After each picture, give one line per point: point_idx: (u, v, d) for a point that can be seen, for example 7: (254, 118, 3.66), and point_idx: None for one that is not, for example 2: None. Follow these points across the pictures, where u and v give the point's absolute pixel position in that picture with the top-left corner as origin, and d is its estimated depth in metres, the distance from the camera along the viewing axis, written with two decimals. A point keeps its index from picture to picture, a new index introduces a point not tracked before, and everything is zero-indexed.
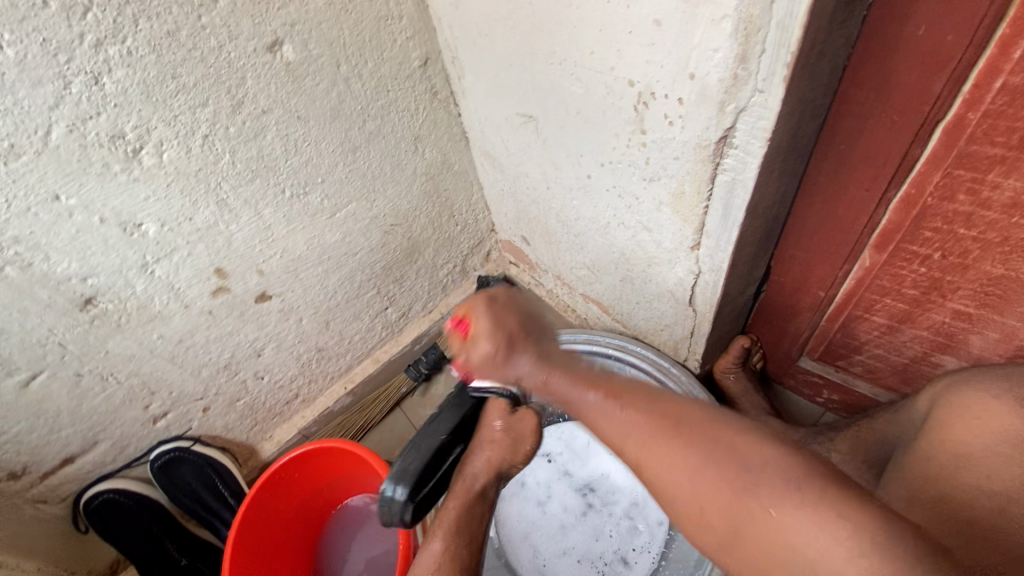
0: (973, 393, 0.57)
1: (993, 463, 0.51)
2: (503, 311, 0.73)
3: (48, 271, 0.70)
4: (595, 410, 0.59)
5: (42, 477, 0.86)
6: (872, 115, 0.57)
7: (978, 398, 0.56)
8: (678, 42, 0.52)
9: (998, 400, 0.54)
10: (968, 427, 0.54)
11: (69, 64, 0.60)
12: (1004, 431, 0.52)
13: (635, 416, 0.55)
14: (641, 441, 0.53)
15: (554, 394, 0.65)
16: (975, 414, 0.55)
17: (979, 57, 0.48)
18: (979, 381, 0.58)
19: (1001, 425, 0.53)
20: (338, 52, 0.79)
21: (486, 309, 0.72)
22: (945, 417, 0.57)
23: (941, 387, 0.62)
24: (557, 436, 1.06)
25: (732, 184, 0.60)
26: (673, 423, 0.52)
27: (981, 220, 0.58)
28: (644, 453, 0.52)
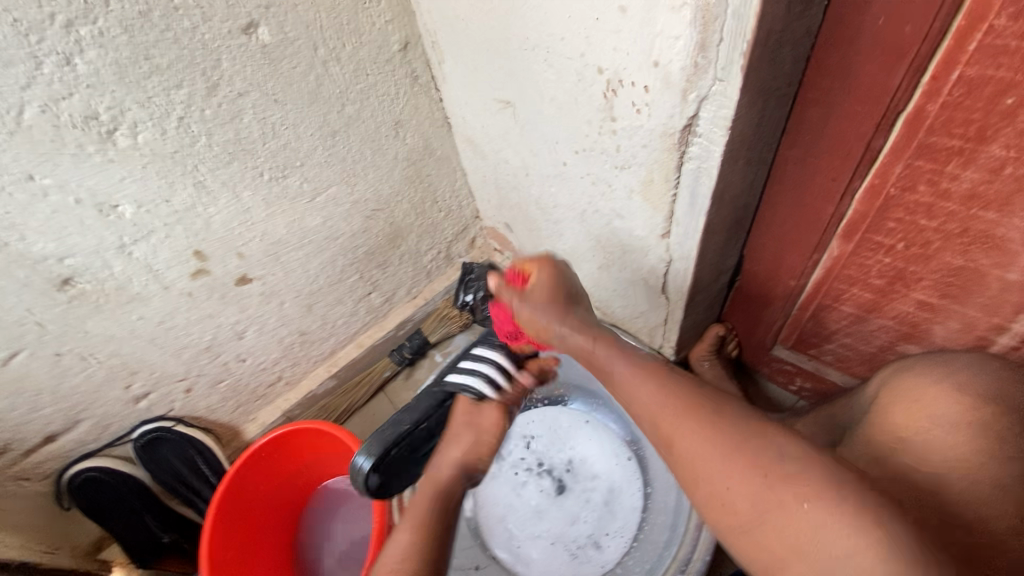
0: (916, 378, 0.58)
1: (931, 441, 0.52)
2: (561, 275, 0.72)
3: (24, 251, 0.71)
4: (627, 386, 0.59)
5: (24, 455, 0.87)
6: (837, 105, 0.57)
7: (918, 384, 0.58)
8: (641, 31, 0.52)
9: (935, 385, 0.56)
10: (906, 411, 0.56)
11: (40, 44, 0.60)
12: (937, 415, 0.54)
13: (681, 408, 0.53)
14: (671, 415, 0.53)
15: (595, 362, 0.64)
16: (914, 399, 0.56)
17: (936, 48, 0.49)
18: (922, 367, 0.60)
19: (934, 409, 0.54)
20: (315, 36, 0.79)
21: (549, 266, 0.73)
22: (889, 402, 0.59)
23: (891, 372, 0.63)
24: (540, 420, 1.08)
25: (698, 173, 0.60)
26: (717, 416, 0.51)
27: (942, 211, 0.59)
28: (674, 426, 0.53)
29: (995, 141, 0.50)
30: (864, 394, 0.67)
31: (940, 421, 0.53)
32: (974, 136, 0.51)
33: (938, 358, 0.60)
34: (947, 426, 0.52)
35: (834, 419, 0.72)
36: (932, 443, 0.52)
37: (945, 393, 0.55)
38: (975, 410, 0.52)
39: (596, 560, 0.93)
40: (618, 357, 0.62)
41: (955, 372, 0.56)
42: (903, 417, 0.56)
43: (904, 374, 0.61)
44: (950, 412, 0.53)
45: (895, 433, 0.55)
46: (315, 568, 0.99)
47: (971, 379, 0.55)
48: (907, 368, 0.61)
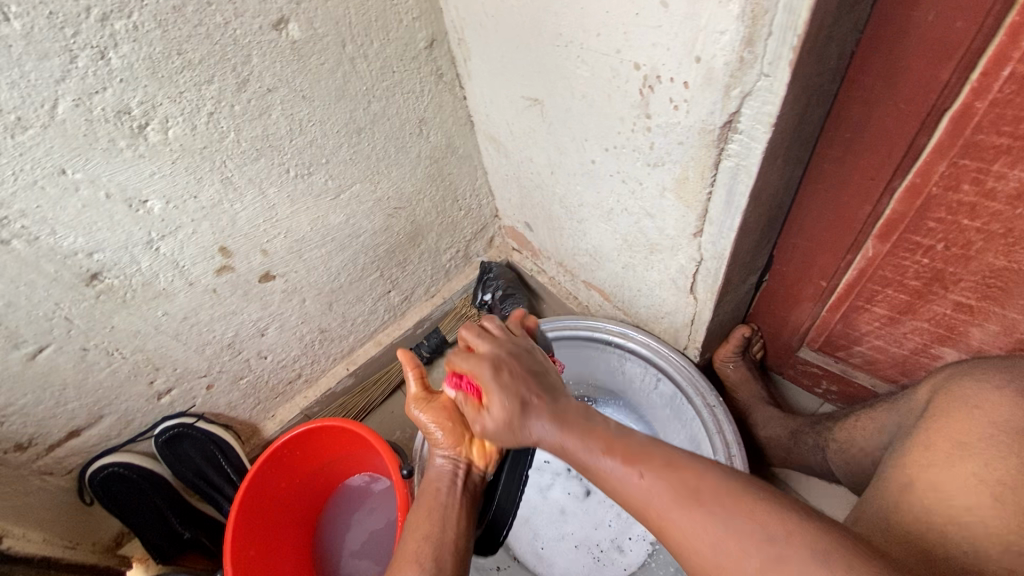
0: (975, 385, 0.58)
1: (993, 451, 0.51)
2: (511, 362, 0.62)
3: (55, 245, 0.71)
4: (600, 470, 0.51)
5: (49, 449, 0.87)
6: (879, 102, 0.56)
7: (978, 390, 0.57)
8: (685, 25, 0.52)
9: (997, 392, 0.55)
10: (967, 417, 0.55)
11: (76, 38, 0.60)
12: (999, 423, 0.53)
13: (662, 485, 0.47)
14: (655, 497, 0.47)
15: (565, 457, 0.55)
16: (975, 404, 0.55)
17: (988, 43, 0.48)
18: (980, 373, 0.59)
19: (996, 415, 0.53)
20: (344, 32, 0.79)
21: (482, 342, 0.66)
22: (947, 407, 0.58)
23: (944, 377, 0.63)
24: None
25: (735, 170, 0.60)
26: (696, 488, 0.46)
27: (985, 211, 0.57)
28: (656, 509, 0.47)
29: None
30: (910, 400, 0.66)
31: (1002, 430, 0.53)
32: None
33: (997, 364, 0.59)
34: (1011, 438, 0.51)
35: (875, 424, 0.70)
36: (989, 456, 0.51)
37: (1009, 401, 0.54)
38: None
39: (620, 564, 0.92)
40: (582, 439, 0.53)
41: (1017, 380, 0.56)
42: (964, 423, 0.54)
43: (960, 378, 0.60)
44: (1011, 420, 0.53)
45: (951, 435, 0.54)
46: (337, 566, 0.98)
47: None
48: (963, 373, 0.60)
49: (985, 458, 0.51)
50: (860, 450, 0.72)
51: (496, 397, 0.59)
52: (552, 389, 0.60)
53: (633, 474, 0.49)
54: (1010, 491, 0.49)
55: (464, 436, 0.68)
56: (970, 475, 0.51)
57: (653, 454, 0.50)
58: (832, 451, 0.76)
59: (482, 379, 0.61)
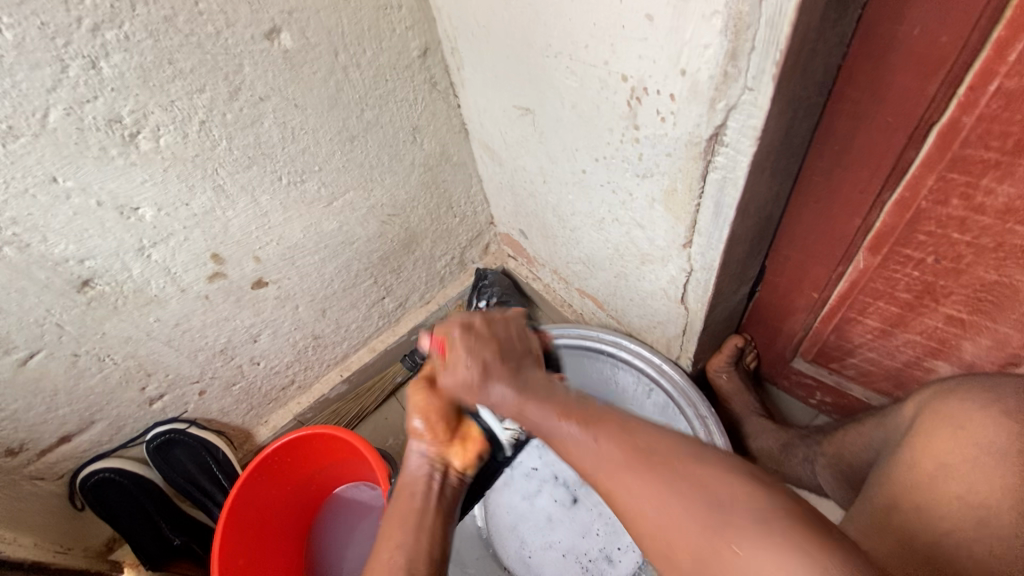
0: (958, 402, 0.57)
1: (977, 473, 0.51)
2: (481, 340, 0.59)
3: (46, 252, 0.71)
4: (569, 444, 0.49)
5: (39, 455, 0.87)
6: (867, 116, 0.56)
7: (962, 408, 0.56)
8: (670, 38, 0.51)
9: (981, 411, 0.54)
10: (950, 438, 0.54)
11: (66, 48, 0.60)
12: (981, 442, 0.52)
13: (614, 448, 0.46)
14: (612, 466, 0.45)
15: (531, 427, 0.53)
16: (959, 424, 0.54)
17: (974, 59, 0.47)
18: (964, 392, 0.57)
19: (979, 436, 0.52)
20: (336, 41, 0.79)
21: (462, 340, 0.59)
22: (931, 424, 0.57)
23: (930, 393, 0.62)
24: None
25: (723, 183, 0.59)
26: (650, 450, 0.45)
27: (976, 225, 0.57)
28: (609, 478, 0.45)
29: None
30: (897, 415, 0.65)
31: (985, 451, 0.52)
32: (1011, 149, 0.50)
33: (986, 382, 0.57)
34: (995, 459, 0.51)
35: (862, 440, 0.69)
36: (973, 478, 0.51)
37: (992, 421, 0.53)
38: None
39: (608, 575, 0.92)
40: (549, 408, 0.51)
41: (1004, 399, 0.54)
42: (947, 443, 0.54)
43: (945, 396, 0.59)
44: (997, 439, 0.52)
45: (932, 455, 0.54)
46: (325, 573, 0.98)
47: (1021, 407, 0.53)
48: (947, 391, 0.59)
49: (968, 479, 0.51)
50: (847, 463, 0.71)
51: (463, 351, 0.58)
52: (521, 361, 0.58)
53: (598, 443, 0.47)
54: (994, 513, 0.48)
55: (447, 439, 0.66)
56: (954, 497, 0.51)
57: (615, 418, 0.48)
58: (822, 464, 0.76)
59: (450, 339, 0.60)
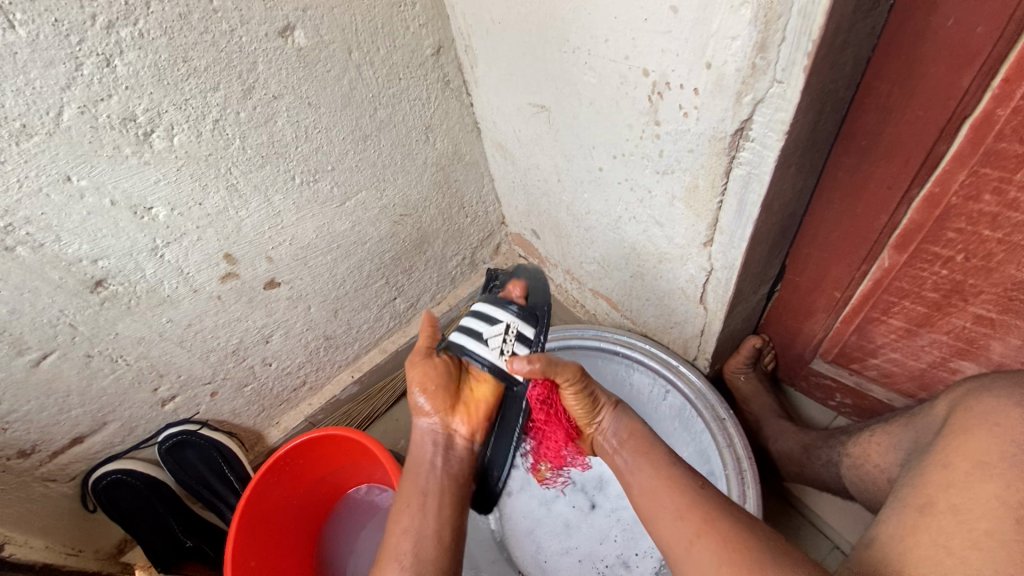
0: (993, 401, 0.55)
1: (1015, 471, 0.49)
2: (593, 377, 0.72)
3: (60, 252, 0.71)
4: (660, 504, 0.58)
5: (52, 456, 0.87)
6: (896, 110, 0.55)
7: (997, 407, 0.54)
8: (695, 30, 0.50)
9: (1019, 408, 0.53)
10: (987, 436, 0.53)
11: (81, 45, 0.60)
12: (1018, 441, 0.51)
13: (699, 514, 0.54)
14: (695, 527, 0.53)
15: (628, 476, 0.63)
16: (995, 421, 0.53)
17: (1011, 49, 0.46)
18: (1000, 389, 0.56)
19: (1017, 432, 0.51)
20: (350, 39, 0.78)
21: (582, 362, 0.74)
22: (966, 422, 0.56)
23: (960, 394, 0.61)
24: None
25: (747, 179, 0.58)
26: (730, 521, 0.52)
27: (1008, 221, 0.55)
28: (689, 537, 0.53)
29: None
30: (927, 415, 0.64)
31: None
32: None
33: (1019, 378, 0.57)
34: None
35: (892, 441, 0.68)
36: (1013, 478, 0.48)
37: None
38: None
39: None
40: (652, 468, 0.61)
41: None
42: (985, 441, 0.52)
43: (978, 395, 0.58)
44: None
45: (968, 455, 0.52)
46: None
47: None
48: (978, 390, 0.58)
49: (1008, 479, 0.49)
50: (872, 466, 0.69)
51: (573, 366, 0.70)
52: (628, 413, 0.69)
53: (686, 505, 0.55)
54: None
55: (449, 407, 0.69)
56: (992, 497, 0.48)
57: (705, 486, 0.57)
58: (846, 467, 0.74)
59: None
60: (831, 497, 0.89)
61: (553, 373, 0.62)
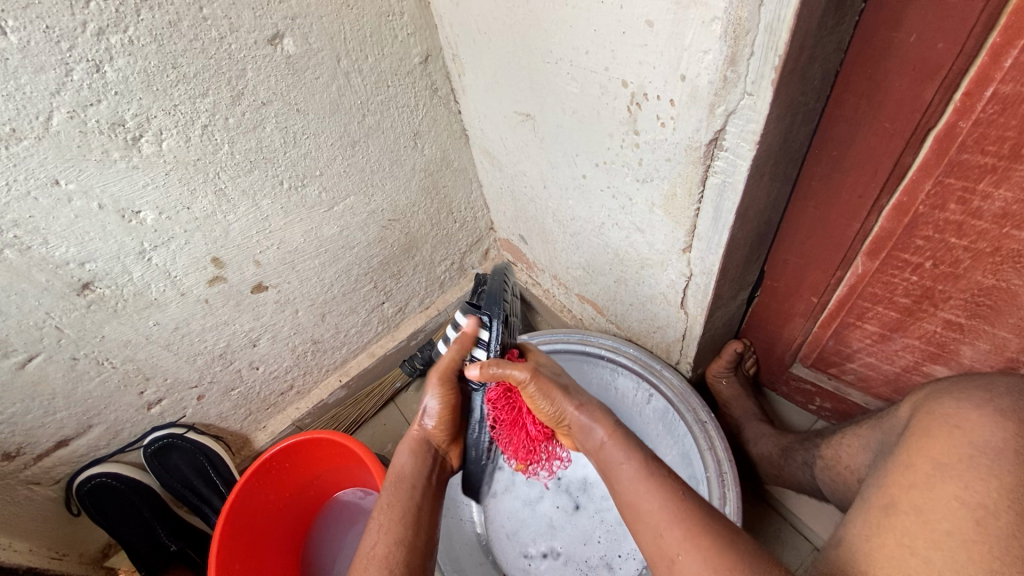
0: (955, 404, 0.58)
1: (974, 470, 0.51)
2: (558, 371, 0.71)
3: (46, 255, 0.71)
4: (641, 511, 0.53)
5: (36, 459, 0.87)
6: (864, 121, 0.57)
7: (959, 410, 0.57)
8: (669, 44, 0.52)
9: (978, 412, 0.56)
10: (948, 437, 0.55)
11: (71, 52, 0.61)
12: (977, 442, 0.53)
13: (678, 525, 0.50)
14: (675, 539, 0.49)
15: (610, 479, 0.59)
16: (955, 424, 0.56)
17: (970, 64, 0.48)
18: (961, 393, 0.59)
19: (976, 436, 0.54)
20: (339, 47, 0.80)
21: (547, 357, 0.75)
22: (927, 424, 0.58)
23: (923, 396, 0.64)
24: None
25: (722, 187, 0.60)
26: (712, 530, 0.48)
27: (972, 229, 0.57)
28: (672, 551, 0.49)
29: None
30: (892, 417, 0.66)
31: (982, 450, 0.53)
32: (1008, 153, 0.50)
33: (978, 383, 0.60)
34: (988, 457, 0.51)
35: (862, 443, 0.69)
36: (970, 478, 0.51)
37: (988, 421, 0.54)
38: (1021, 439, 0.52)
39: None
40: (630, 467, 0.57)
41: (998, 400, 0.56)
42: (946, 442, 0.55)
43: (940, 398, 0.61)
44: (993, 440, 0.53)
45: (930, 455, 0.54)
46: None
47: (1014, 408, 0.55)
48: (942, 393, 0.61)
49: (966, 479, 0.51)
50: (845, 468, 0.71)
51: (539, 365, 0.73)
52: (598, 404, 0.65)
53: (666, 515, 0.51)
54: (992, 514, 0.48)
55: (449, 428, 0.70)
56: (952, 497, 0.50)
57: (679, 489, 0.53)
58: (820, 468, 0.76)
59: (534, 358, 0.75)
60: (811, 500, 0.90)
61: (506, 372, 0.64)
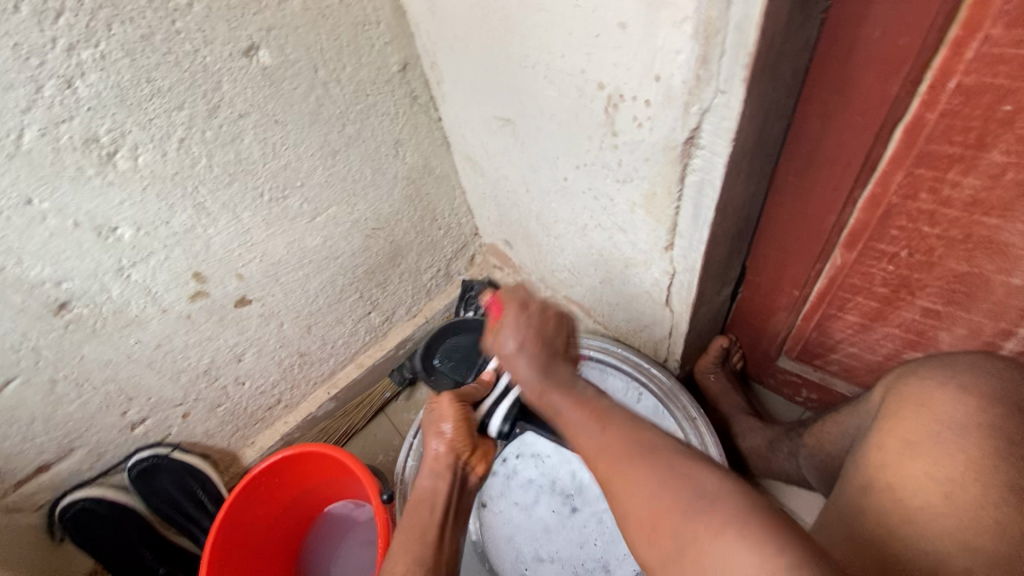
0: (922, 385, 0.59)
1: (942, 450, 0.53)
2: (536, 325, 0.67)
3: (22, 275, 0.70)
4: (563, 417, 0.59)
5: (16, 485, 0.84)
6: (835, 116, 0.58)
7: (925, 390, 0.58)
8: (642, 45, 0.53)
9: (942, 390, 0.57)
10: (916, 417, 0.56)
11: (41, 68, 0.60)
12: (944, 420, 0.55)
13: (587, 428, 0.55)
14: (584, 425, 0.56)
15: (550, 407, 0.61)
16: (921, 403, 0.57)
17: (933, 57, 0.49)
18: (927, 372, 0.61)
19: (942, 414, 0.55)
20: (316, 57, 0.80)
21: (519, 315, 0.67)
22: (897, 406, 0.59)
23: (893, 377, 0.64)
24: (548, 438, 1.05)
25: (701, 184, 0.61)
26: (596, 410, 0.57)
27: (944, 218, 0.59)
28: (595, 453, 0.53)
29: (994, 147, 0.51)
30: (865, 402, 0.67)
31: (948, 428, 0.54)
32: (974, 143, 0.52)
33: (941, 362, 0.61)
34: (953, 435, 0.53)
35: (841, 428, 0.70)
36: (938, 454, 0.52)
37: (952, 399, 0.56)
38: (982, 413, 0.54)
39: None
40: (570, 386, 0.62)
41: (958, 376, 0.58)
42: (914, 422, 0.56)
43: (908, 377, 0.62)
44: (957, 418, 0.54)
45: (901, 435, 0.56)
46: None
47: (976, 384, 0.56)
48: (909, 372, 0.62)
49: (935, 455, 0.52)
50: (828, 455, 0.72)
51: (512, 323, 0.66)
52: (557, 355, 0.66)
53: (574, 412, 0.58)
54: (960, 488, 0.50)
55: (471, 445, 0.67)
56: (921, 474, 0.52)
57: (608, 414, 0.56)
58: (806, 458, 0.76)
59: (505, 309, 0.68)
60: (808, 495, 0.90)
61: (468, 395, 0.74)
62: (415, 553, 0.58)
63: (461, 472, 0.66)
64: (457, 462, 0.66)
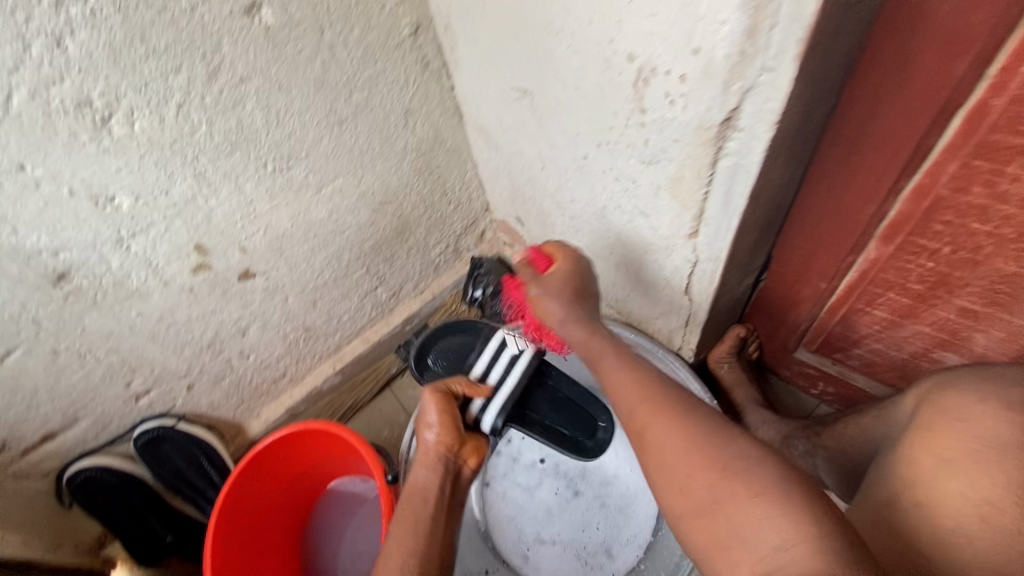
0: (960, 396, 0.56)
1: (983, 470, 0.50)
2: (581, 268, 0.78)
3: (17, 245, 0.68)
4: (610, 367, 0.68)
5: (22, 453, 0.84)
6: (888, 99, 0.53)
7: (963, 403, 0.55)
8: (683, 14, 0.47)
9: (982, 404, 0.54)
10: (952, 433, 0.53)
11: (28, 25, 0.55)
12: (983, 437, 0.52)
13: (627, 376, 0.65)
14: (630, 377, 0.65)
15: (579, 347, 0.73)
16: (959, 418, 0.54)
17: (1010, 34, 0.44)
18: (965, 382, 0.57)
19: (981, 430, 0.52)
20: (322, 18, 0.74)
21: (569, 257, 0.78)
22: (932, 419, 0.56)
23: (929, 386, 0.61)
24: None
25: (734, 169, 0.56)
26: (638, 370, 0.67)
27: (997, 214, 0.54)
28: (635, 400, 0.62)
29: None
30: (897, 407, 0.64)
31: (988, 445, 0.51)
32: None
33: (983, 372, 0.58)
34: (990, 454, 0.50)
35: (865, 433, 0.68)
36: (977, 474, 0.50)
37: (995, 415, 0.52)
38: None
39: (608, 568, 0.92)
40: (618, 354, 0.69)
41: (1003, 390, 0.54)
42: (950, 438, 0.53)
43: (946, 387, 0.59)
44: (999, 436, 0.51)
45: (935, 451, 0.53)
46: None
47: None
48: (946, 382, 0.59)
49: (972, 476, 0.50)
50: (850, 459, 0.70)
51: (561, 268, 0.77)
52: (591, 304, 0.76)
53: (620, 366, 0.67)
54: (1000, 512, 0.47)
55: (460, 440, 0.69)
56: (957, 494, 0.50)
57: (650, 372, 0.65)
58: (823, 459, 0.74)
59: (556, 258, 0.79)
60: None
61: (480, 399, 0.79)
62: (412, 544, 0.60)
63: (454, 465, 0.68)
64: (449, 453, 0.68)
